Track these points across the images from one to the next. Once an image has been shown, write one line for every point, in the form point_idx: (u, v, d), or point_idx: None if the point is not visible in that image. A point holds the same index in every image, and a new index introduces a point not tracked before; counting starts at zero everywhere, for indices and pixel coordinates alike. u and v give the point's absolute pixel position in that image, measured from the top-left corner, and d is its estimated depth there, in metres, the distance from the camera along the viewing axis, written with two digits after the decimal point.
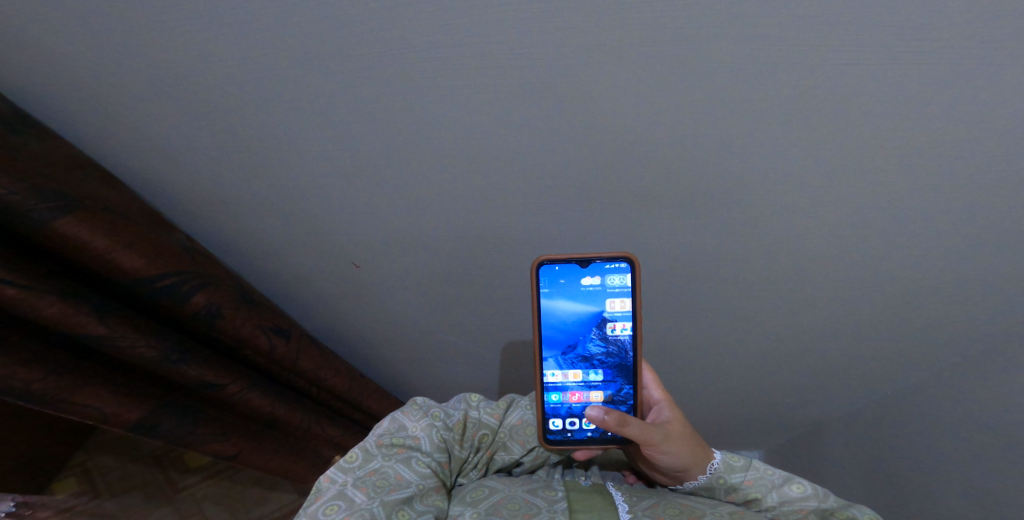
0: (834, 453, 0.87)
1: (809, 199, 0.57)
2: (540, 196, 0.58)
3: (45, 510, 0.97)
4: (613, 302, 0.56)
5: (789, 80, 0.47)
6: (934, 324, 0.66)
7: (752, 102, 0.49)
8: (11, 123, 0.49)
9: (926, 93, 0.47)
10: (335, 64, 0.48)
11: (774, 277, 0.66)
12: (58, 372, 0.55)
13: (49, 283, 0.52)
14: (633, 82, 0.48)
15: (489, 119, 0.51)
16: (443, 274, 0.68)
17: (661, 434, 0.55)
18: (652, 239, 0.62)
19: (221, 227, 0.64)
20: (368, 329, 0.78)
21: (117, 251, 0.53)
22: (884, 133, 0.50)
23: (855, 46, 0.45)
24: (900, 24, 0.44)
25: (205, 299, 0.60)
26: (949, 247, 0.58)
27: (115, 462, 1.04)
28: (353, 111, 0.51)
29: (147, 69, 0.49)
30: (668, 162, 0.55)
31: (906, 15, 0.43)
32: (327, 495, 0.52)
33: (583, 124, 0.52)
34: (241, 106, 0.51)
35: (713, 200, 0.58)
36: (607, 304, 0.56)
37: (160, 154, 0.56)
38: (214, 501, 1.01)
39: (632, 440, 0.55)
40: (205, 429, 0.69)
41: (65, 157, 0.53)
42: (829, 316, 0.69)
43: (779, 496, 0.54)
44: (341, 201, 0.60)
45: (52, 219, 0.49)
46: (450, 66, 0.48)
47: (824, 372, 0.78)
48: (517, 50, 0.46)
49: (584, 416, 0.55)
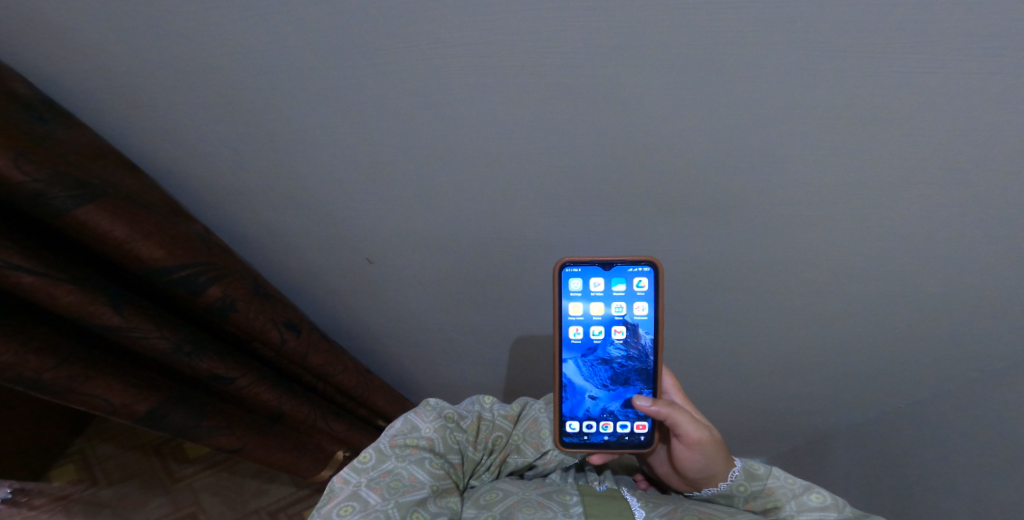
0: (839, 466, 0.84)
1: (850, 215, 0.53)
2: (562, 200, 0.55)
3: (42, 497, 0.96)
4: (635, 305, 0.55)
5: (843, 91, 0.44)
6: (971, 350, 0.63)
7: (803, 112, 0.46)
8: (36, 109, 0.48)
9: (995, 114, 0.43)
10: (363, 58, 0.46)
11: (803, 293, 0.63)
12: (69, 361, 0.54)
13: (66, 270, 0.50)
14: (672, 86, 0.45)
15: (517, 120, 0.49)
16: (458, 273, 0.66)
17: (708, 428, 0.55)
18: (672, 245, 0.59)
19: (238, 218, 0.62)
20: (378, 325, 0.77)
21: (137, 242, 0.52)
22: (928, 150, 0.47)
23: (923, 57, 0.41)
24: (976, 35, 0.40)
25: (220, 292, 0.59)
26: (997, 273, 0.55)
27: (114, 450, 1.03)
28: (378, 106, 0.49)
29: (171, 56, 0.47)
30: (703, 171, 0.51)
31: (984, 27, 0.39)
32: (341, 495, 0.51)
33: (614, 127, 0.49)
34: (264, 97, 0.50)
35: (741, 209, 0.54)
36: (628, 307, 0.55)
37: (181, 144, 0.54)
38: (211, 492, 0.99)
39: (676, 432, 0.55)
40: (211, 422, 0.68)
41: (88, 143, 0.52)
42: (858, 334, 0.66)
43: (799, 506, 0.52)
44: (360, 197, 0.58)
45: (73, 206, 0.48)
46: (481, 64, 0.45)
47: (842, 389, 0.75)
48: (554, 48, 0.44)
49: (632, 404, 0.54)
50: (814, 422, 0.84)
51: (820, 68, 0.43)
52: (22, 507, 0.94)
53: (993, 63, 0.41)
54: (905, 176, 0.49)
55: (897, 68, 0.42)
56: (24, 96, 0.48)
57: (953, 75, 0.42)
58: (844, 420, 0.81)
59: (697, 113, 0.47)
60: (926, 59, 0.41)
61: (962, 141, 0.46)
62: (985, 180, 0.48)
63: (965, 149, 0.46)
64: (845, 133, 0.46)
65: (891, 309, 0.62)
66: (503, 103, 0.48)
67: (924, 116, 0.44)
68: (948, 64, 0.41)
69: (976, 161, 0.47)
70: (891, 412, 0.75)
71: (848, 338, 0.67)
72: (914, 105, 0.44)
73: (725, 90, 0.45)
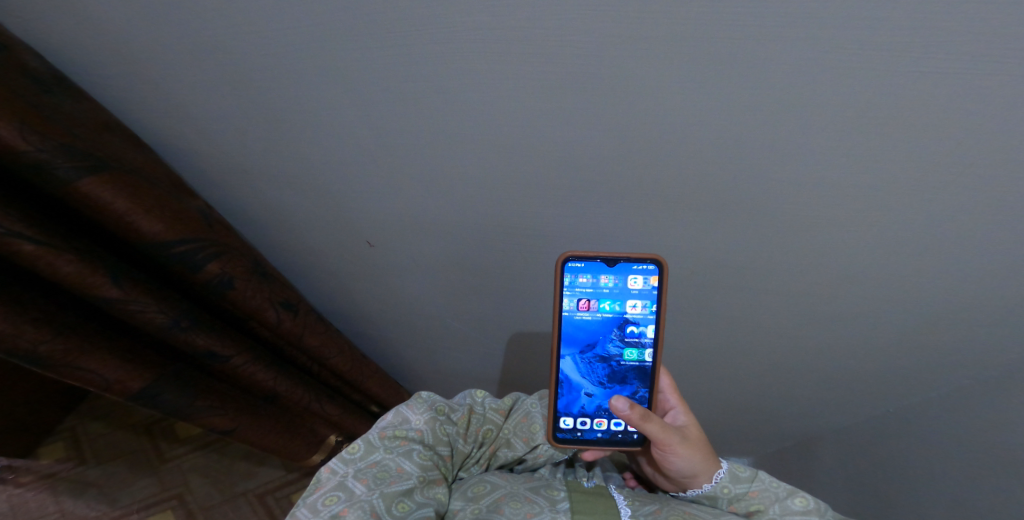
0: (825, 470, 0.85)
1: (848, 217, 0.53)
2: (563, 189, 0.55)
3: (29, 475, 0.95)
4: (638, 303, 0.55)
5: (851, 96, 0.44)
6: (965, 361, 0.63)
7: (816, 112, 0.45)
8: (46, 83, 0.49)
9: (1002, 124, 0.43)
10: (373, 38, 0.46)
11: (802, 295, 0.63)
12: (64, 335, 0.54)
13: (65, 242, 0.50)
14: (681, 86, 0.45)
15: (524, 107, 0.49)
16: (456, 261, 0.66)
17: (679, 435, 0.53)
18: (675, 242, 0.59)
19: (240, 197, 0.63)
20: (375, 310, 0.77)
21: (137, 215, 0.52)
22: (937, 160, 0.47)
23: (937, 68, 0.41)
24: (992, 44, 0.39)
25: (218, 269, 0.59)
26: (995, 282, 0.55)
27: (105, 429, 1.03)
28: (386, 91, 0.49)
29: (182, 32, 0.47)
30: (705, 167, 0.51)
31: (997, 38, 0.39)
32: (327, 486, 0.51)
33: (622, 122, 0.49)
34: (273, 78, 0.50)
35: (744, 207, 0.54)
36: (632, 306, 0.55)
37: (188, 121, 0.55)
38: (200, 473, 0.99)
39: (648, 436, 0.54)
40: (204, 402, 0.68)
41: (96, 119, 0.52)
42: (855, 338, 0.66)
43: (782, 509, 0.52)
44: (361, 180, 0.58)
45: (76, 177, 0.48)
46: (492, 49, 0.45)
47: (836, 392, 0.75)
48: (564, 38, 0.44)
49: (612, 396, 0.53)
50: (805, 424, 0.84)
51: (837, 67, 0.42)
52: (9, 484, 0.94)
53: (1006, 69, 0.40)
54: (909, 180, 0.49)
55: (909, 70, 0.42)
56: (35, 70, 0.48)
57: (964, 79, 0.41)
58: (836, 425, 0.81)
59: (705, 107, 0.46)
60: (938, 63, 0.41)
61: (968, 146, 0.45)
62: (989, 188, 0.48)
63: (971, 154, 0.46)
64: (851, 135, 0.46)
65: (889, 315, 0.62)
66: (511, 88, 0.47)
67: (934, 121, 0.44)
68: (958, 68, 0.41)
69: (981, 167, 0.46)
70: (880, 418, 0.75)
71: (846, 342, 0.67)
72: (924, 109, 0.44)
73: (739, 85, 0.44)
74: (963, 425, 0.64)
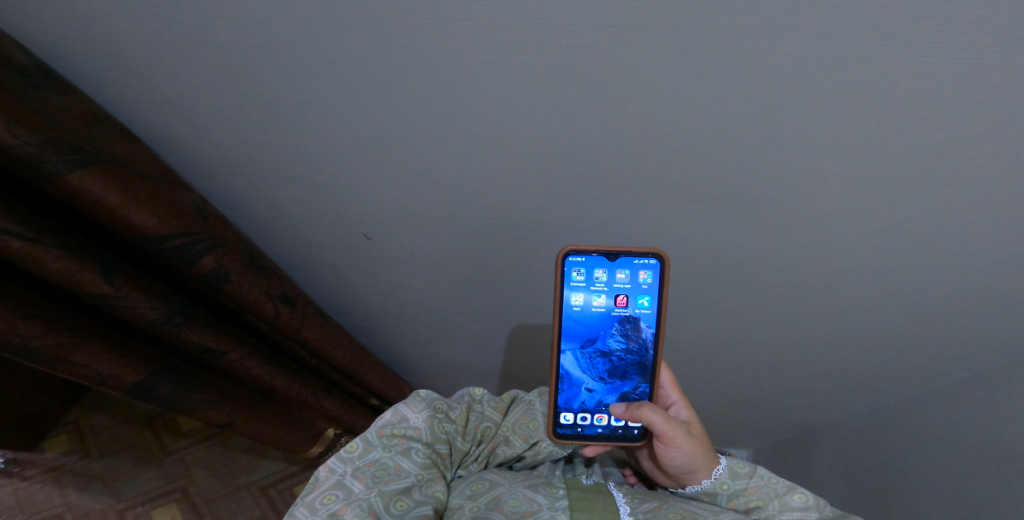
0: (823, 463, 0.84)
1: (847, 209, 0.52)
2: (560, 181, 0.54)
3: (34, 468, 0.96)
4: (621, 298, 0.55)
5: (852, 89, 0.43)
6: (968, 354, 0.62)
7: (817, 102, 0.44)
8: (33, 77, 0.48)
9: (1008, 116, 0.42)
10: (364, 31, 0.45)
11: (804, 288, 0.62)
12: (58, 329, 0.54)
13: (55, 237, 0.50)
14: (677, 78, 0.44)
15: (518, 98, 0.48)
16: (453, 253, 0.66)
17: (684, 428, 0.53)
18: (675, 234, 0.58)
19: (237, 190, 0.62)
20: (373, 302, 0.77)
21: (129, 209, 0.52)
22: (941, 152, 0.46)
23: (943, 59, 0.40)
24: (998, 35, 0.38)
25: (213, 263, 0.59)
26: (997, 277, 0.54)
27: (108, 422, 1.03)
28: (380, 84, 0.49)
29: (170, 26, 0.47)
30: (704, 159, 0.50)
31: (1003, 29, 0.38)
32: (326, 484, 0.50)
33: (618, 115, 0.48)
34: (265, 72, 0.49)
35: (744, 200, 0.53)
36: (616, 301, 0.55)
37: (182, 116, 0.54)
38: (203, 466, 0.99)
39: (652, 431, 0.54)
40: (201, 395, 0.68)
41: (86, 113, 0.52)
42: (855, 331, 0.65)
43: (781, 506, 0.52)
44: (357, 173, 0.58)
45: (65, 171, 0.48)
46: (484, 41, 0.44)
47: (838, 385, 0.74)
48: (559, 29, 0.43)
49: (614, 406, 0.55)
50: (806, 417, 0.83)
51: (836, 58, 0.41)
52: (15, 477, 0.95)
53: (1013, 60, 0.39)
54: (912, 173, 0.48)
55: (909, 62, 0.41)
56: (23, 66, 0.48)
57: (966, 71, 0.40)
58: (837, 418, 0.80)
59: (704, 98, 0.45)
60: (941, 56, 0.40)
61: (973, 139, 0.44)
62: (994, 181, 0.47)
63: (977, 146, 0.45)
64: (852, 127, 0.45)
65: (890, 309, 0.61)
66: (505, 80, 0.47)
67: (934, 114, 0.43)
68: (961, 60, 0.40)
69: (986, 158, 0.45)
70: (881, 413, 0.75)
71: (849, 336, 0.66)
72: (928, 101, 0.42)
73: (737, 76, 0.43)
74: (962, 421, 0.64)
